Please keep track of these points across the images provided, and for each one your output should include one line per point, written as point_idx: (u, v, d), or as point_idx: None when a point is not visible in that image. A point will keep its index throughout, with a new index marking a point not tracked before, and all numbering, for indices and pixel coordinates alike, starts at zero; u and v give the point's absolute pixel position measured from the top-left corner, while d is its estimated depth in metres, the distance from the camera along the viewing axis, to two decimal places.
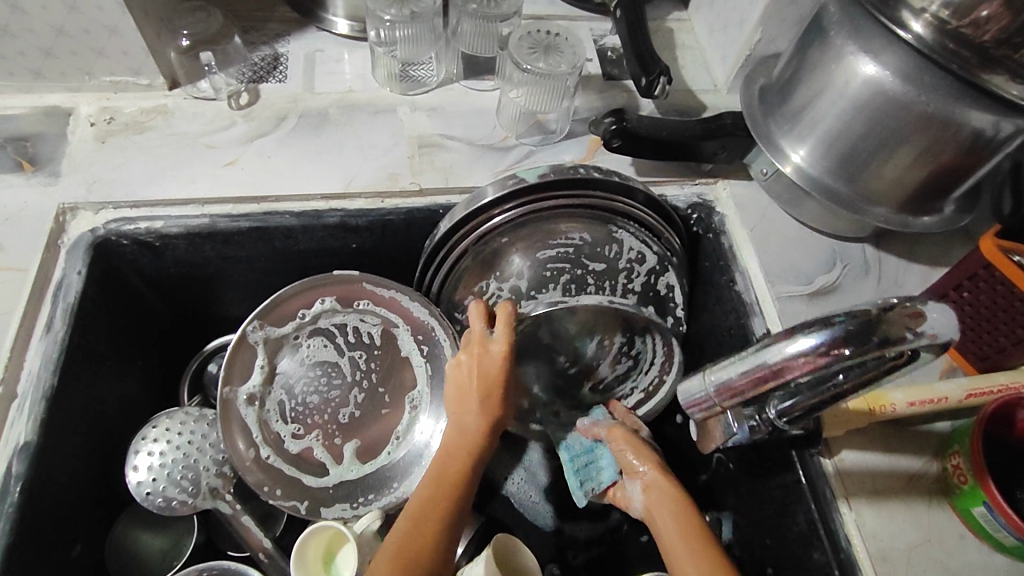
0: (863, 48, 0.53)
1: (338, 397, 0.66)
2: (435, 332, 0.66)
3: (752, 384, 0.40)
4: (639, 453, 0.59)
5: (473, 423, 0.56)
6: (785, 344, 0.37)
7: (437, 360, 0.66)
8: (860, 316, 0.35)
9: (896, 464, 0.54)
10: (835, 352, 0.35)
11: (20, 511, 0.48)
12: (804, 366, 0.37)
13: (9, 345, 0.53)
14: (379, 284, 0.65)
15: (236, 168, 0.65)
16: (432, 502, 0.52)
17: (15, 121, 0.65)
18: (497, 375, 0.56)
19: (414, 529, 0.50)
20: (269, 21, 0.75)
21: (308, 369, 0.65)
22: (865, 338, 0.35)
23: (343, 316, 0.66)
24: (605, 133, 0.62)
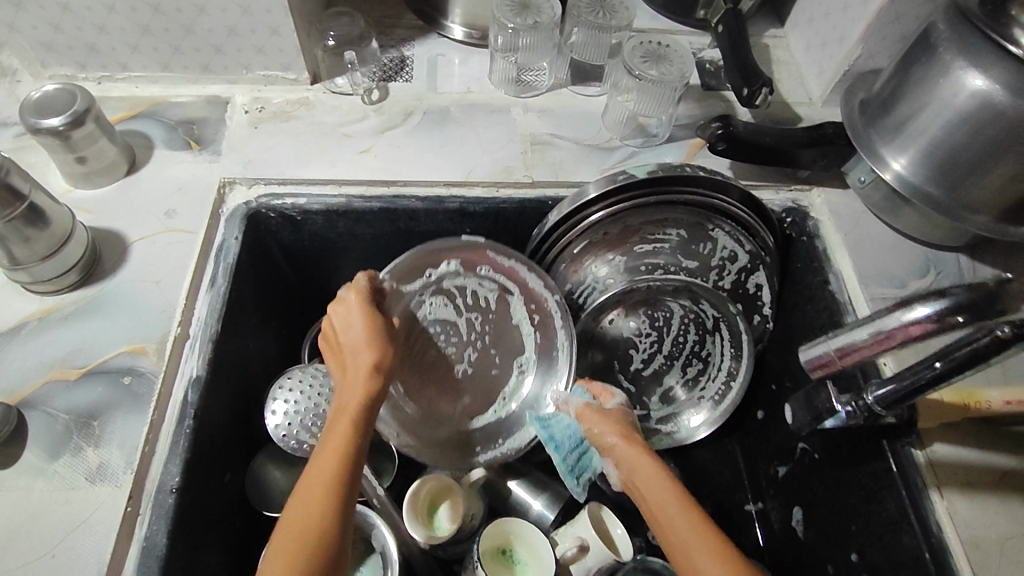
0: (972, 63, 0.56)
1: (455, 354, 0.72)
2: (550, 303, 0.69)
3: (873, 350, 0.41)
4: (610, 425, 0.60)
5: (352, 382, 0.55)
6: (907, 312, 0.39)
7: (548, 328, 0.71)
8: (979, 287, 0.39)
9: (993, 461, 0.55)
10: (954, 319, 0.38)
11: (195, 433, 0.55)
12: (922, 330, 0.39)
13: (185, 293, 0.61)
14: (502, 252, 0.68)
15: (369, 155, 0.72)
16: (320, 464, 0.49)
17: (185, 107, 0.75)
18: (369, 329, 0.57)
19: (302, 490, 0.47)
20: (397, 27, 0.84)
21: (431, 325, 0.70)
22: (986, 306, 0.38)
23: (464, 279, 0.70)
24: (712, 136, 0.67)
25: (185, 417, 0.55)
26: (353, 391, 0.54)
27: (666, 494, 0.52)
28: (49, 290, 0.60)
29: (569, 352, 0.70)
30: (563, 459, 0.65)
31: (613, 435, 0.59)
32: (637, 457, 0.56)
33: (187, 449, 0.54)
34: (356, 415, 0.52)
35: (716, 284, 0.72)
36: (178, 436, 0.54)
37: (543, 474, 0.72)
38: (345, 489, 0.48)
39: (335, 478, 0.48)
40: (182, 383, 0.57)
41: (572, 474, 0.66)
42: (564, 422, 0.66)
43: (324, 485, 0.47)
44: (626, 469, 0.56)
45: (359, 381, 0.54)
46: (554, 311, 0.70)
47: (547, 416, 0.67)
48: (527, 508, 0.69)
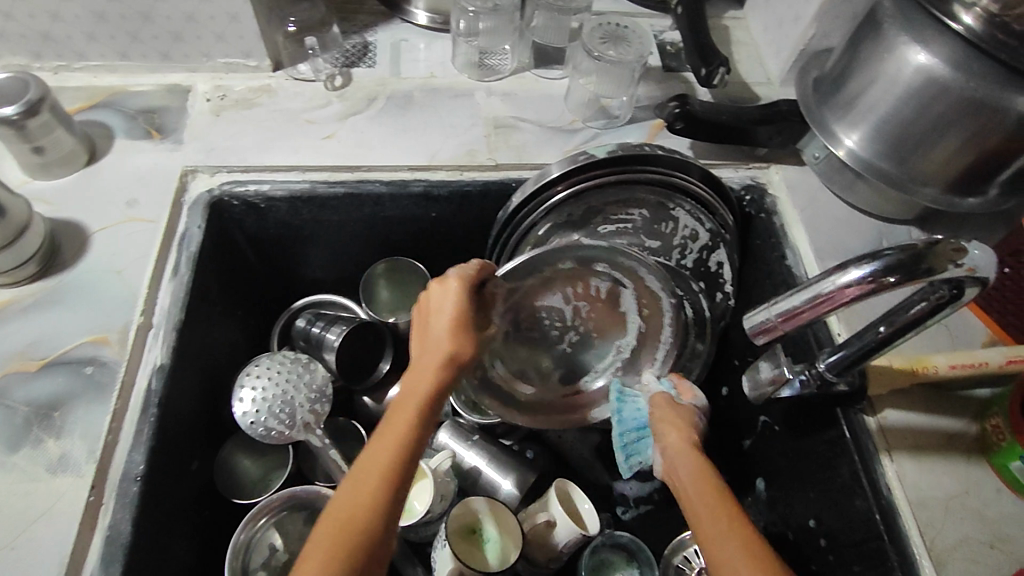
0: (916, 38, 0.58)
1: (556, 335, 0.73)
2: (662, 303, 0.70)
3: (813, 312, 0.42)
4: (672, 422, 0.59)
5: (426, 367, 0.51)
6: (841, 275, 0.41)
7: (654, 323, 0.72)
8: (907, 249, 0.40)
9: (938, 423, 0.58)
10: (886, 279, 0.39)
11: (160, 421, 0.56)
12: (859, 291, 0.40)
13: (147, 282, 0.61)
14: (637, 261, 0.66)
15: (333, 140, 0.72)
16: (377, 458, 0.45)
17: (145, 97, 0.74)
18: (456, 316, 0.53)
19: (355, 483, 0.44)
20: (360, 13, 0.83)
21: (561, 305, 0.71)
22: (915, 267, 0.40)
23: (599, 276, 0.69)
24: (669, 116, 0.68)
25: (149, 405, 0.55)
26: (425, 379, 0.50)
27: (706, 496, 0.49)
28: (8, 282, 0.60)
29: (667, 347, 0.73)
30: (621, 434, 0.67)
31: (671, 431, 0.57)
32: (693, 458, 0.54)
33: (152, 437, 0.55)
34: (425, 405, 0.49)
35: (678, 263, 0.75)
36: (142, 424, 0.55)
37: (513, 453, 0.74)
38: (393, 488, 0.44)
39: (385, 476, 0.44)
40: (144, 372, 0.57)
41: (624, 454, 0.66)
42: (639, 405, 0.67)
43: (374, 483, 0.44)
44: (674, 460, 0.54)
45: (433, 374, 0.50)
46: (664, 309, 0.70)
47: (630, 394, 0.69)
48: (497, 487, 0.71)
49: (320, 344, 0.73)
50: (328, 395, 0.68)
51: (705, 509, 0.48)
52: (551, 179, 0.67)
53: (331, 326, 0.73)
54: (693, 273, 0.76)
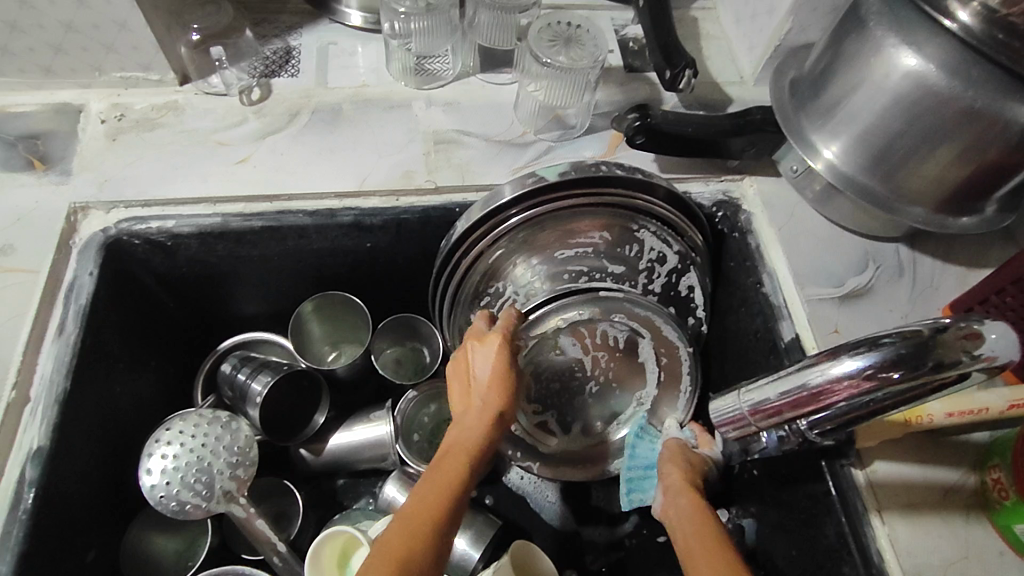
0: (905, 39, 0.51)
1: (575, 382, 0.70)
2: (680, 351, 0.64)
3: (791, 404, 0.40)
4: (673, 461, 0.56)
5: (475, 417, 0.51)
6: (829, 366, 0.37)
7: (672, 371, 0.67)
8: (911, 337, 0.34)
9: (932, 476, 0.52)
10: (883, 376, 0.35)
11: (34, 518, 0.48)
12: (850, 388, 0.36)
13: (22, 348, 0.53)
14: (639, 303, 0.58)
15: (248, 165, 0.63)
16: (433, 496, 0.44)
17: (27, 119, 0.63)
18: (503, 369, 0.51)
19: (410, 518, 0.43)
20: (282, 13, 0.73)
21: (573, 350, 0.66)
22: (918, 362, 0.34)
23: (608, 327, 0.63)
24: (628, 129, 0.60)
25: (20, 500, 0.48)
26: (477, 429, 0.50)
27: (697, 523, 0.47)
28: None
29: (687, 396, 0.68)
30: (628, 468, 0.65)
31: (673, 468, 0.55)
32: (688, 497, 0.51)
33: (24, 541, 0.47)
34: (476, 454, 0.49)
35: (644, 288, 0.65)
36: (11, 525, 0.47)
37: (467, 506, 0.67)
38: (445, 534, 0.43)
39: (439, 518, 0.43)
40: (18, 459, 0.49)
41: (627, 488, 0.64)
42: (654, 446, 0.66)
43: (431, 527, 0.42)
44: (671, 496, 0.52)
45: (483, 424, 0.50)
46: (683, 357, 0.65)
47: (650, 433, 0.67)
48: (450, 547, 0.63)
49: (245, 395, 0.65)
50: (252, 457, 0.59)
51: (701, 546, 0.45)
52: (500, 203, 0.57)
53: (256, 375, 0.65)
54: (661, 297, 0.66)
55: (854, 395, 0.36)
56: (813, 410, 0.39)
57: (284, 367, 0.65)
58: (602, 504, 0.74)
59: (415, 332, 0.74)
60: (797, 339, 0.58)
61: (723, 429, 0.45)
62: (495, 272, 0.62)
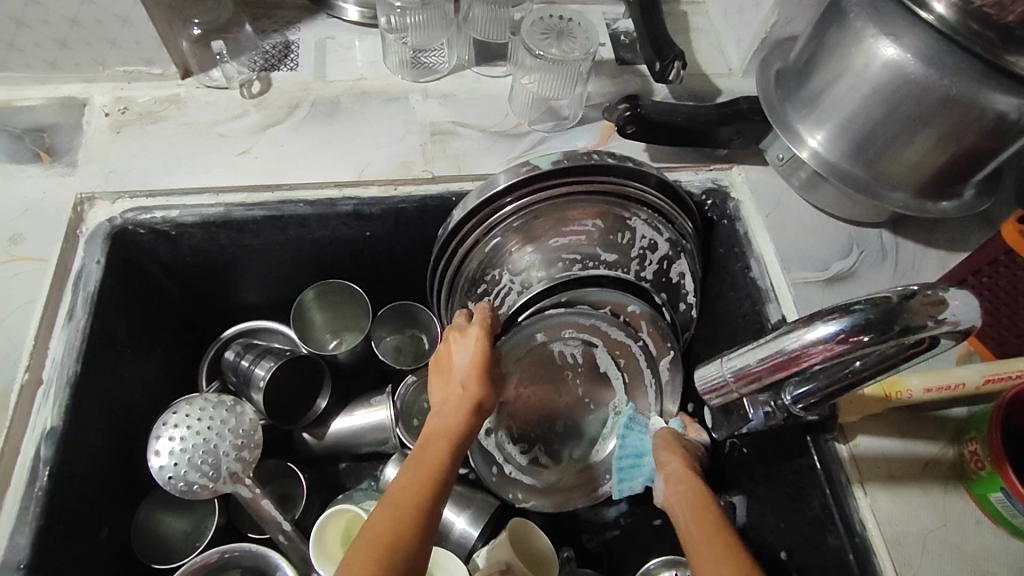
0: (884, 31, 0.53)
1: (552, 410, 0.73)
2: (633, 349, 0.68)
3: (768, 370, 0.41)
4: (674, 451, 0.60)
5: (455, 407, 0.53)
6: (805, 331, 0.38)
7: (633, 370, 0.71)
8: (881, 302, 0.36)
9: (912, 449, 0.54)
10: (855, 340, 0.36)
11: (50, 495, 0.50)
12: (823, 352, 0.37)
13: (33, 334, 0.55)
14: (583, 314, 0.64)
15: (249, 157, 0.64)
16: (414, 485, 0.47)
17: (33, 113, 0.65)
18: (480, 360, 0.54)
19: (393, 505, 0.45)
20: (281, 8, 0.75)
21: (537, 378, 0.71)
22: (887, 326, 0.35)
23: (563, 345, 0.68)
24: (619, 119, 0.62)
25: (36, 477, 0.50)
26: (455, 420, 0.52)
27: (697, 508, 0.51)
28: None
29: (654, 388, 0.72)
30: (620, 457, 0.70)
31: (672, 458, 0.59)
32: (689, 484, 0.55)
33: (41, 516, 0.49)
34: (456, 440, 0.51)
35: (637, 275, 0.66)
36: (28, 500, 0.49)
37: (466, 487, 0.69)
38: (431, 514, 0.46)
39: (425, 500, 0.46)
40: (33, 439, 0.51)
41: (617, 477, 0.70)
42: (644, 436, 0.70)
43: (417, 509, 0.45)
44: (672, 483, 0.56)
45: (461, 414, 0.52)
46: (638, 355, 0.69)
47: (639, 423, 0.71)
48: (449, 526, 0.65)
49: (248, 380, 0.67)
50: (257, 440, 0.61)
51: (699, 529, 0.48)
52: (498, 190, 0.59)
53: (260, 360, 0.67)
54: (653, 286, 0.67)
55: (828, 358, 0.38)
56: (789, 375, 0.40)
57: (287, 353, 0.67)
58: None
59: (414, 320, 0.75)
60: (783, 320, 0.60)
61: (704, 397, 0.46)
62: (487, 263, 0.64)
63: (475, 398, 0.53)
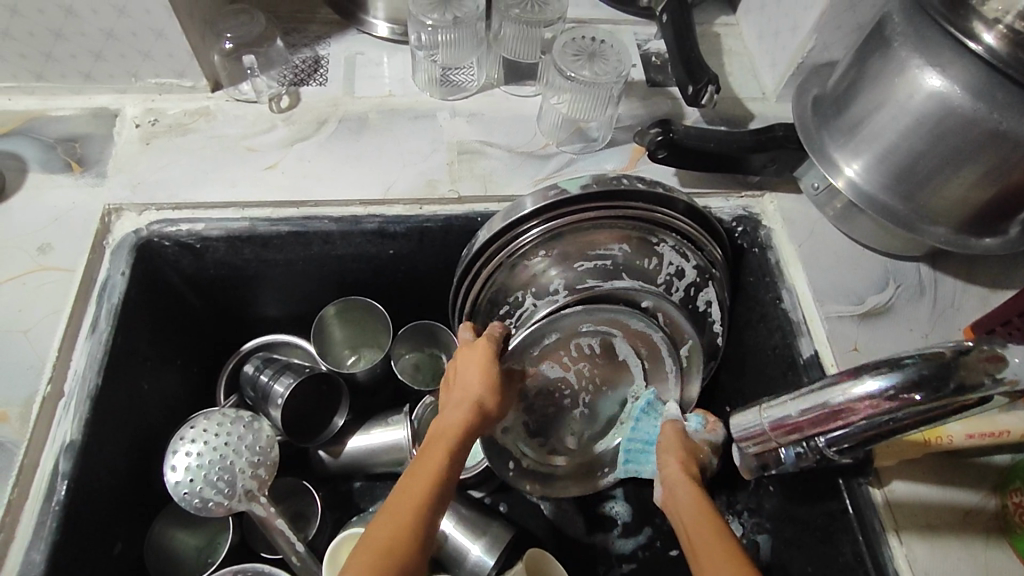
0: (930, 61, 0.51)
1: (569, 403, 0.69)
2: (656, 340, 0.62)
3: (812, 422, 0.41)
4: (673, 451, 0.58)
5: (458, 408, 0.53)
6: (851, 385, 0.38)
7: (653, 359, 0.65)
8: (932, 358, 0.35)
9: (951, 498, 0.51)
10: (904, 397, 0.36)
11: (67, 509, 0.50)
12: (869, 408, 0.38)
13: (57, 344, 0.54)
14: (605, 307, 0.58)
15: (276, 172, 0.64)
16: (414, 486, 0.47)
17: (65, 122, 0.65)
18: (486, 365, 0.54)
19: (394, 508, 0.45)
20: (312, 23, 0.75)
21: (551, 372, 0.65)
22: (939, 383, 0.35)
23: (582, 338, 0.62)
24: (650, 144, 0.61)
25: (54, 491, 0.49)
26: (457, 420, 0.52)
27: (697, 513, 0.50)
28: None
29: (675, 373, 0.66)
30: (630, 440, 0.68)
31: (670, 459, 0.57)
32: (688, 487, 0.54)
33: (57, 530, 0.49)
34: (457, 441, 0.51)
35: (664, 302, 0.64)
36: (46, 514, 0.49)
37: (482, 511, 0.67)
38: (431, 517, 0.45)
39: (426, 503, 0.46)
40: (52, 451, 0.51)
41: (623, 459, 0.68)
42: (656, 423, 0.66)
43: (413, 509, 0.45)
44: (669, 488, 0.54)
45: (463, 415, 0.52)
46: (662, 346, 0.63)
47: (655, 409, 0.67)
48: (464, 553, 0.64)
49: (267, 397, 0.67)
50: (273, 457, 0.60)
51: (702, 535, 0.47)
52: (526, 214, 0.57)
53: (279, 376, 0.66)
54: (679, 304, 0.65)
55: (876, 414, 0.37)
56: (835, 428, 0.40)
57: (307, 369, 0.67)
58: (615, 515, 0.75)
59: (434, 338, 0.75)
60: (816, 355, 0.59)
61: (744, 445, 0.47)
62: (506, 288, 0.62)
63: (478, 401, 0.53)
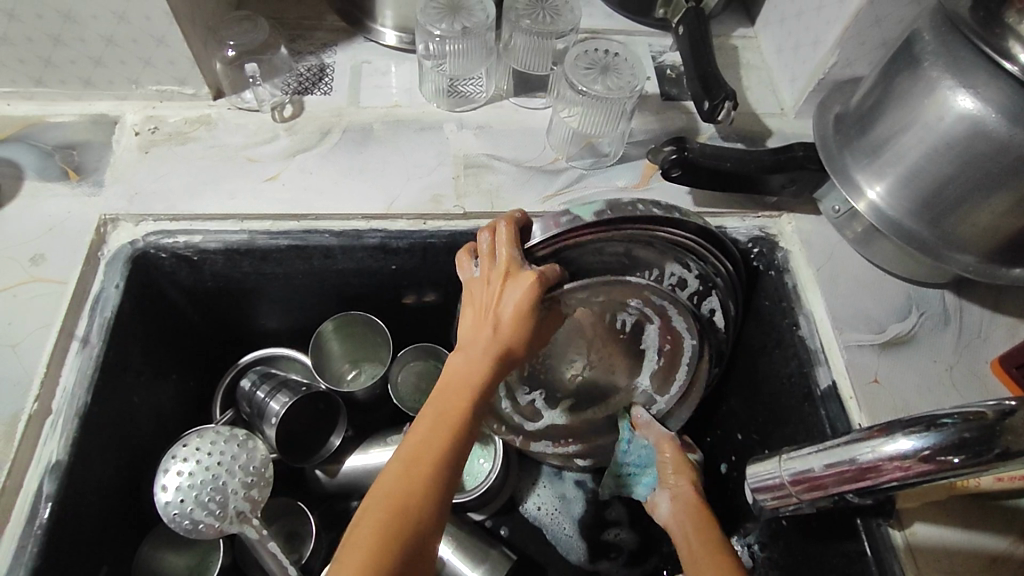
0: (962, 82, 0.48)
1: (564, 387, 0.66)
2: (685, 340, 0.61)
3: (835, 479, 0.39)
4: (680, 471, 0.63)
5: (484, 349, 0.46)
6: (882, 442, 0.36)
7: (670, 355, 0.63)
8: (974, 420, 0.33)
9: (978, 543, 0.48)
10: (942, 459, 0.34)
11: (50, 533, 0.48)
12: (901, 468, 0.36)
13: (46, 359, 0.53)
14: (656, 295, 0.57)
15: (277, 183, 0.62)
16: (431, 442, 0.42)
17: (63, 129, 0.64)
18: (525, 306, 0.46)
19: (408, 470, 0.41)
20: (318, 29, 0.73)
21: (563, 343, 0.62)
22: (983, 448, 0.33)
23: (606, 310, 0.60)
24: (664, 162, 0.59)
25: (37, 514, 0.48)
26: (482, 365, 0.45)
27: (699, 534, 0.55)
28: None
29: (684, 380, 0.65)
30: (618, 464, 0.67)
31: (679, 481, 0.62)
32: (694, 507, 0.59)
33: (39, 556, 0.47)
34: (481, 387, 0.45)
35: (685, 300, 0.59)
36: (27, 538, 0.47)
37: (483, 537, 0.65)
38: (450, 476, 0.42)
39: (447, 461, 0.42)
40: (37, 472, 0.49)
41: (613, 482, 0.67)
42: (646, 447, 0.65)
43: (432, 472, 0.41)
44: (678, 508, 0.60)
45: (491, 360, 0.45)
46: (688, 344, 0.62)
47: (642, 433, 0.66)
48: None
49: (262, 413, 0.64)
50: (268, 478, 0.58)
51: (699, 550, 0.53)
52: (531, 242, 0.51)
53: (275, 394, 0.64)
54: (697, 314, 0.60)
55: (906, 475, 0.35)
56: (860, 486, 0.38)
57: (304, 388, 0.65)
58: (619, 541, 0.72)
59: (436, 355, 0.72)
60: (834, 386, 0.56)
61: (759, 496, 0.45)
62: None
63: (509, 346, 0.46)
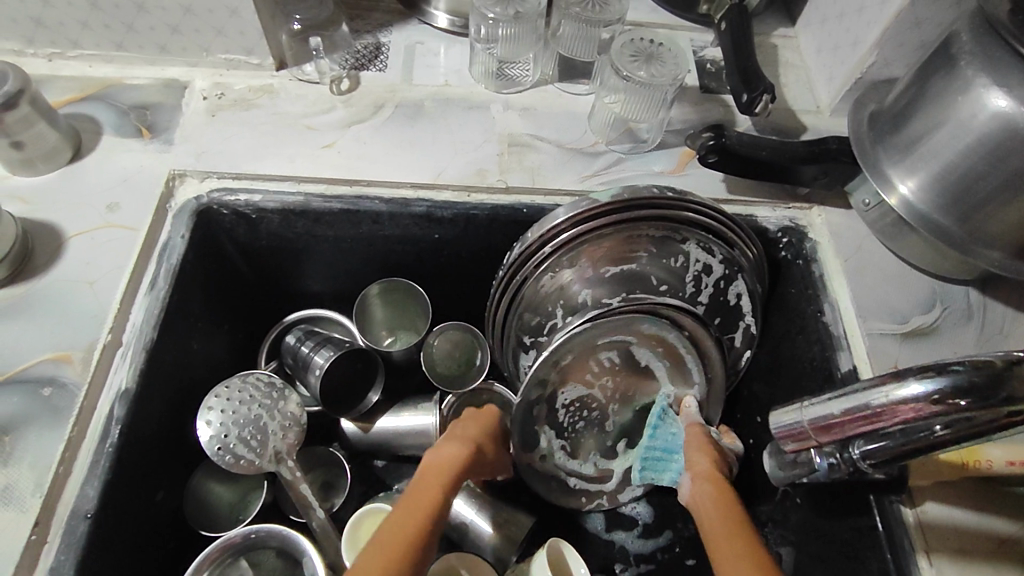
0: (999, 82, 0.50)
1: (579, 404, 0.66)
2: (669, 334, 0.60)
3: (852, 423, 0.42)
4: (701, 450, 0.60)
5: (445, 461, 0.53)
6: (895, 387, 0.38)
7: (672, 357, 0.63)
8: (985, 367, 0.36)
9: (988, 524, 0.50)
10: (949, 402, 0.36)
11: (118, 451, 0.52)
12: (912, 411, 0.38)
13: (118, 297, 0.57)
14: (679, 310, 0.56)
15: (333, 151, 0.66)
16: (404, 522, 0.46)
17: (138, 91, 0.69)
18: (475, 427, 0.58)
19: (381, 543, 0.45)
20: (375, 10, 0.77)
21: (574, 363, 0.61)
22: (990, 393, 0.35)
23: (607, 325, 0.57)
24: (702, 147, 0.61)
25: (109, 431, 0.52)
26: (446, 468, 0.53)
27: (721, 507, 0.52)
28: None
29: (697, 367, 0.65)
30: (648, 447, 0.67)
31: (700, 457, 0.59)
32: (717, 480, 0.56)
33: (109, 470, 0.51)
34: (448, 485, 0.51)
35: (692, 299, 0.64)
36: (99, 454, 0.51)
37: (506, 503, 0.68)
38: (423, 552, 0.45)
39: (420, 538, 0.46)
40: (108, 396, 0.54)
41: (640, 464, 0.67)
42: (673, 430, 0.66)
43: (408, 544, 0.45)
44: (696, 483, 0.56)
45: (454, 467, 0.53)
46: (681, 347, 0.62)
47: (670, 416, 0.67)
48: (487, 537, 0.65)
49: (306, 366, 0.69)
50: (303, 424, 0.63)
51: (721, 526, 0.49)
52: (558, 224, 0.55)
53: (319, 348, 0.68)
54: (708, 308, 0.65)
55: (917, 417, 0.38)
56: (871, 429, 0.41)
57: (346, 343, 0.68)
58: (635, 514, 0.75)
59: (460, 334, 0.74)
60: (855, 370, 0.58)
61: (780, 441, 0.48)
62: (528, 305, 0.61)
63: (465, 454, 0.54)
